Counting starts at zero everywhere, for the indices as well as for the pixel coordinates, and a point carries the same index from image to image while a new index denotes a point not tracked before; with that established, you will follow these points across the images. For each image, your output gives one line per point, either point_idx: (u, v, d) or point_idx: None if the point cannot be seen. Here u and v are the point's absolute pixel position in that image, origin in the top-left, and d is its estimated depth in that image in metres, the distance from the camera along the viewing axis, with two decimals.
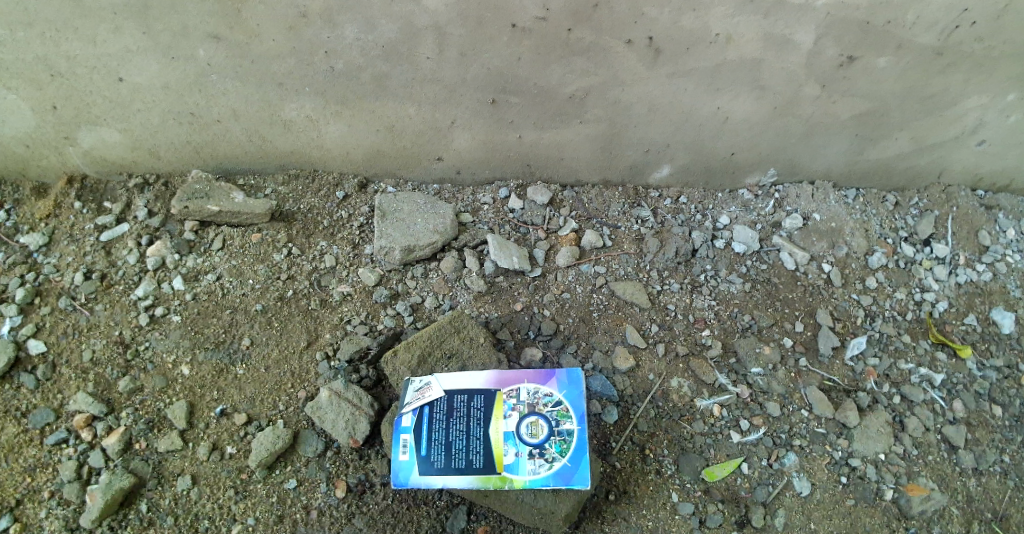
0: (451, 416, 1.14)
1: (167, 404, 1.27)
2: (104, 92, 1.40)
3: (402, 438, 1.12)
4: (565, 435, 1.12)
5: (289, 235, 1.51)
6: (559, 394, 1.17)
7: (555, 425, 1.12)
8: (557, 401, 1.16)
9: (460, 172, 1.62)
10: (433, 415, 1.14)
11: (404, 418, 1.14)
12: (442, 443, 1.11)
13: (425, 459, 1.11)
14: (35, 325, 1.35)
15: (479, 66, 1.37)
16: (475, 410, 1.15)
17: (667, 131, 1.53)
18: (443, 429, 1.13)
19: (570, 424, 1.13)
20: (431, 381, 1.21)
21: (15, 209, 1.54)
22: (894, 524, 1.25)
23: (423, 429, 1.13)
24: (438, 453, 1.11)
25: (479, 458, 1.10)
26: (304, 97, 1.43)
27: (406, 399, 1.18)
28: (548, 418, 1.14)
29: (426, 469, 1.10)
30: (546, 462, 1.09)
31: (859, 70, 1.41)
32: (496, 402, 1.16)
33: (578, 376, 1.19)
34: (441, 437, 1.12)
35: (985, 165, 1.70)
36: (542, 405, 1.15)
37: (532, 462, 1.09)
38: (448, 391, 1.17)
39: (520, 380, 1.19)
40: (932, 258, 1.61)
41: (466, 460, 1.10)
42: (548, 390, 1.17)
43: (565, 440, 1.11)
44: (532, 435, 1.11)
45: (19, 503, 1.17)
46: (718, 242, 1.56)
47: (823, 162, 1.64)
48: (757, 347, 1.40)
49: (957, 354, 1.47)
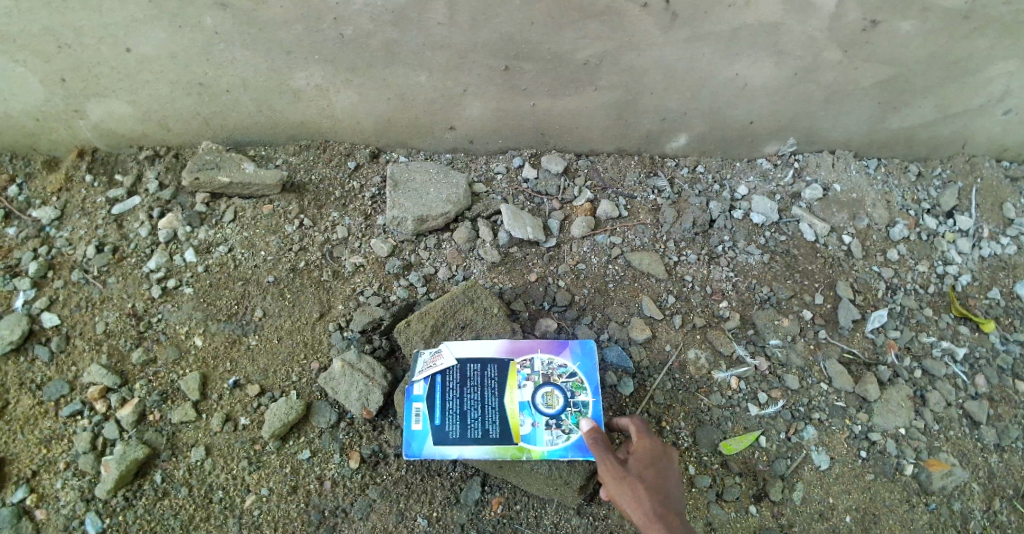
0: (465, 385, 1.13)
1: (180, 376, 1.27)
2: (111, 62, 1.38)
3: (415, 407, 1.10)
4: (582, 407, 1.12)
5: (301, 206, 1.50)
6: (573, 365, 1.17)
7: (571, 396, 1.12)
8: (572, 372, 1.16)
9: (473, 141, 1.61)
10: (446, 383, 1.13)
11: (416, 386, 1.13)
12: (457, 413, 1.10)
13: (440, 428, 1.09)
14: (48, 297, 1.34)
15: (492, 31, 1.34)
16: (490, 379, 1.14)
17: (684, 99, 1.50)
18: (457, 398, 1.12)
19: (586, 395, 1.13)
20: (442, 348, 1.18)
21: (28, 184, 1.53)
22: (914, 499, 1.23)
23: (435, 397, 1.11)
24: (454, 422, 1.09)
25: (496, 428, 1.10)
26: (313, 65, 1.40)
27: (417, 368, 1.16)
28: (563, 389, 1.14)
29: (441, 439, 1.09)
30: (563, 433, 1.10)
31: (883, 34, 1.37)
32: (510, 372, 1.15)
33: (591, 348, 1.20)
34: (456, 406, 1.11)
35: (1010, 136, 1.66)
36: (557, 376, 1.15)
37: (549, 433, 1.09)
38: (461, 360, 1.16)
39: (534, 349, 1.18)
40: (955, 230, 1.59)
41: (482, 430, 1.09)
42: (562, 361, 1.17)
43: (581, 411, 1.11)
44: (548, 405, 1.11)
45: (35, 474, 1.17)
46: (736, 213, 1.53)
47: (842, 130, 1.60)
48: (776, 320, 1.38)
49: (979, 328, 1.44)
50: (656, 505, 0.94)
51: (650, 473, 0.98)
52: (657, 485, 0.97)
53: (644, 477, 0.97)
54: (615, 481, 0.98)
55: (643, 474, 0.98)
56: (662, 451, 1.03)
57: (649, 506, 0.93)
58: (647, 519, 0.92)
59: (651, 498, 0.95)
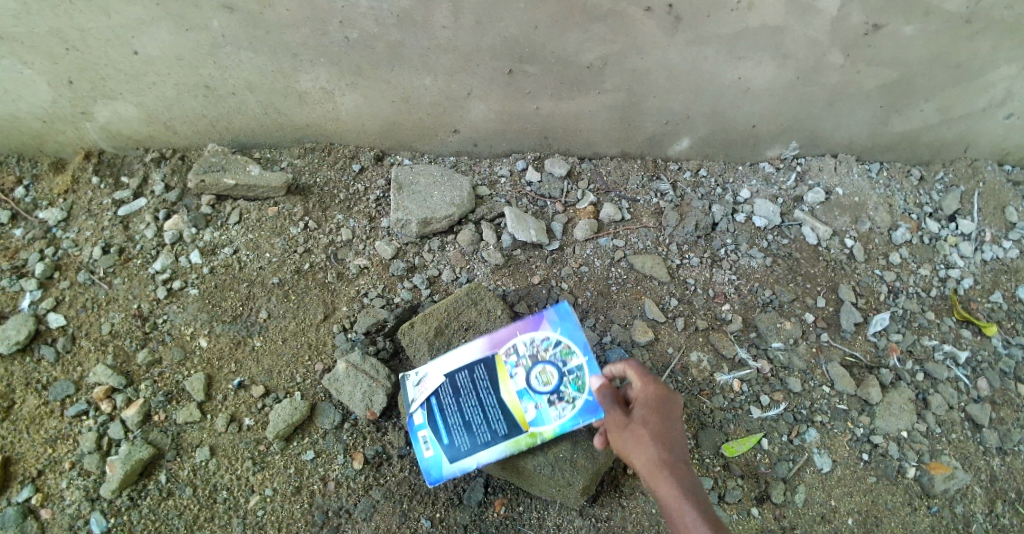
0: (460, 395, 1.14)
1: (185, 377, 1.28)
2: (119, 65, 1.39)
3: (422, 435, 1.12)
4: (577, 371, 1.14)
5: (306, 208, 1.51)
6: (556, 334, 1.18)
7: (563, 366, 1.14)
8: (556, 341, 1.17)
9: (477, 144, 1.62)
10: (442, 402, 1.14)
11: (416, 415, 1.14)
12: (462, 425, 1.12)
13: (451, 446, 1.11)
14: (54, 298, 1.35)
15: (496, 34, 1.35)
16: (481, 380, 1.15)
17: (687, 102, 1.51)
18: (457, 410, 1.13)
19: (576, 359, 1.15)
20: (426, 370, 1.18)
21: (34, 185, 1.54)
22: (916, 502, 1.24)
23: (436, 420, 1.13)
24: (462, 434, 1.11)
25: (503, 424, 1.11)
26: (318, 67, 1.41)
27: (410, 396, 1.17)
28: (554, 362, 1.16)
29: (455, 455, 1.10)
30: (568, 403, 1.12)
31: (885, 38, 1.38)
32: (498, 366, 1.16)
33: (566, 310, 1.20)
34: (458, 418, 1.12)
35: (1013, 139, 1.67)
36: (543, 351, 1.17)
37: (555, 409, 1.12)
38: (448, 374, 1.17)
39: (514, 335, 1.20)
40: (957, 234, 1.59)
41: (491, 431, 1.11)
42: (543, 335, 1.18)
43: (577, 376, 1.14)
44: (544, 383, 1.13)
45: (41, 473, 1.18)
46: (739, 216, 1.53)
47: (844, 134, 1.61)
48: (778, 322, 1.38)
49: (981, 331, 1.44)
50: (660, 449, 0.93)
51: (654, 418, 0.97)
52: (662, 429, 0.96)
53: (647, 422, 0.97)
54: (619, 430, 0.98)
55: (648, 420, 0.97)
56: (667, 393, 1.01)
57: (651, 452, 0.92)
58: (650, 464, 0.92)
59: (655, 442, 0.94)
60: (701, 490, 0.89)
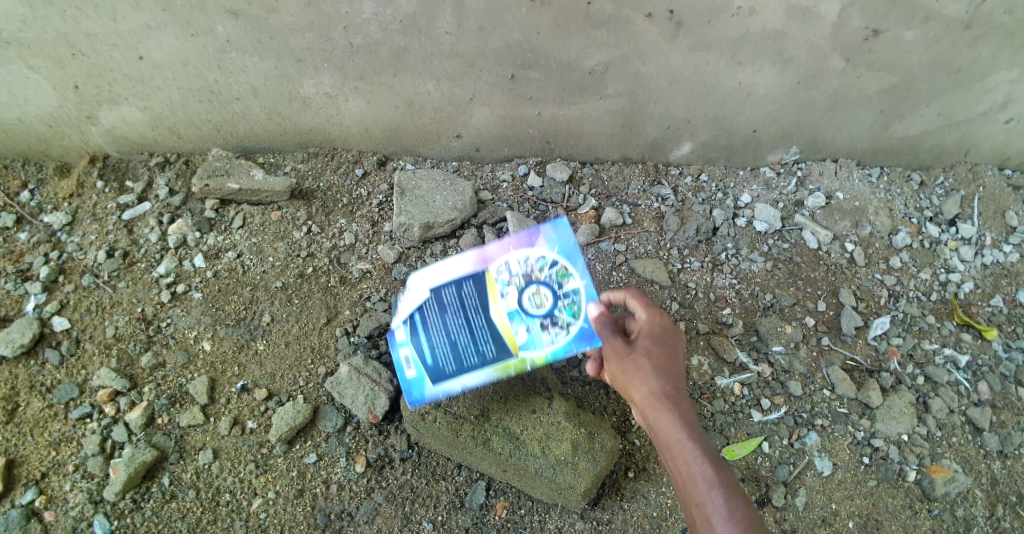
0: (448, 313, 1.10)
1: (189, 380, 1.29)
2: (124, 70, 1.40)
3: (406, 354, 1.10)
4: (573, 295, 1.09)
5: (309, 212, 1.52)
6: (552, 253, 1.13)
7: (559, 289, 1.09)
8: (553, 261, 1.12)
9: (479, 149, 1.63)
10: (428, 320, 1.11)
11: (399, 332, 1.12)
12: (448, 343, 1.09)
13: (437, 367, 1.08)
14: (59, 302, 1.36)
15: (499, 39, 1.35)
16: (470, 298, 1.10)
17: (688, 106, 1.51)
18: (444, 329, 1.10)
19: (573, 282, 1.10)
20: (412, 284, 1.14)
21: (39, 189, 1.56)
22: (917, 505, 1.24)
23: (420, 337, 1.10)
24: (448, 356, 1.08)
25: (492, 347, 1.08)
26: (322, 73, 1.42)
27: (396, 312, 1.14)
28: (548, 283, 1.10)
29: (441, 375, 1.08)
30: (562, 329, 1.08)
31: (886, 43, 1.38)
32: (487, 283, 1.11)
33: (565, 228, 1.14)
34: (445, 338, 1.09)
35: (1013, 144, 1.67)
36: (538, 271, 1.11)
37: (547, 333, 1.08)
38: (435, 289, 1.12)
39: (507, 251, 1.13)
40: (957, 238, 1.60)
41: (479, 353, 1.08)
42: (539, 254, 1.12)
43: (573, 301, 1.09)
44: (538, 306, 1.08)
45: (44, 476, 1.18)
46: (739, 220, 1.54)
47: (845, 138, 1.61)
48: (779, 326, 1.38)
49: (982, 335, 1.45)
50: (662, 381, 0.96)
51: (656, 351, 1.01)
52: (664, 363, 0.99)
53: (650, 355, 1.00)
54: (620, 360, 1.01)
55: (650, 352, 1.00)
56: (671, 330, 1.05)
57: (653, 383, 0.96)
58: (650, 394, 0.95)
59: (657, 375, 0.97)
60: (696, 421, 0.94)
